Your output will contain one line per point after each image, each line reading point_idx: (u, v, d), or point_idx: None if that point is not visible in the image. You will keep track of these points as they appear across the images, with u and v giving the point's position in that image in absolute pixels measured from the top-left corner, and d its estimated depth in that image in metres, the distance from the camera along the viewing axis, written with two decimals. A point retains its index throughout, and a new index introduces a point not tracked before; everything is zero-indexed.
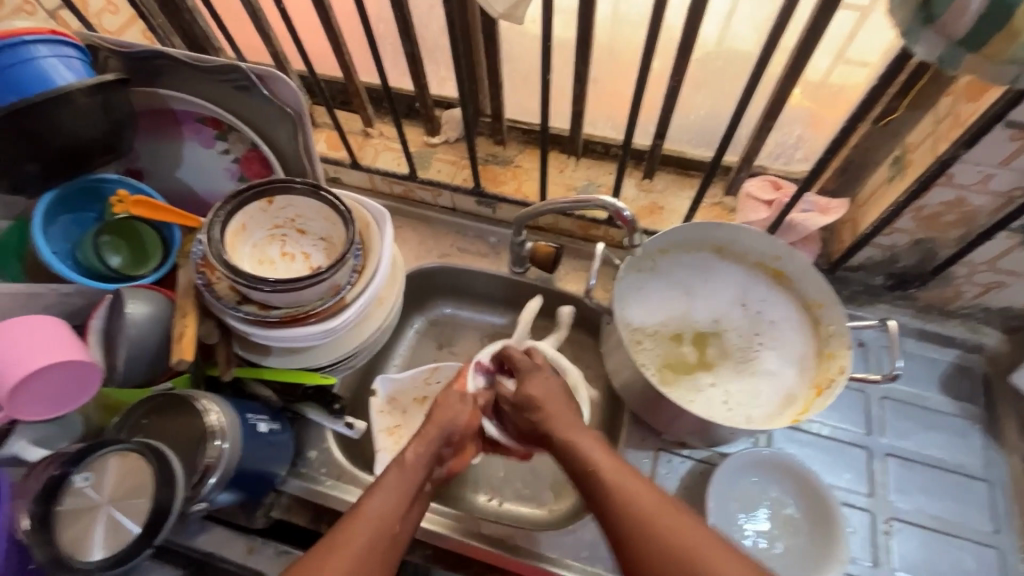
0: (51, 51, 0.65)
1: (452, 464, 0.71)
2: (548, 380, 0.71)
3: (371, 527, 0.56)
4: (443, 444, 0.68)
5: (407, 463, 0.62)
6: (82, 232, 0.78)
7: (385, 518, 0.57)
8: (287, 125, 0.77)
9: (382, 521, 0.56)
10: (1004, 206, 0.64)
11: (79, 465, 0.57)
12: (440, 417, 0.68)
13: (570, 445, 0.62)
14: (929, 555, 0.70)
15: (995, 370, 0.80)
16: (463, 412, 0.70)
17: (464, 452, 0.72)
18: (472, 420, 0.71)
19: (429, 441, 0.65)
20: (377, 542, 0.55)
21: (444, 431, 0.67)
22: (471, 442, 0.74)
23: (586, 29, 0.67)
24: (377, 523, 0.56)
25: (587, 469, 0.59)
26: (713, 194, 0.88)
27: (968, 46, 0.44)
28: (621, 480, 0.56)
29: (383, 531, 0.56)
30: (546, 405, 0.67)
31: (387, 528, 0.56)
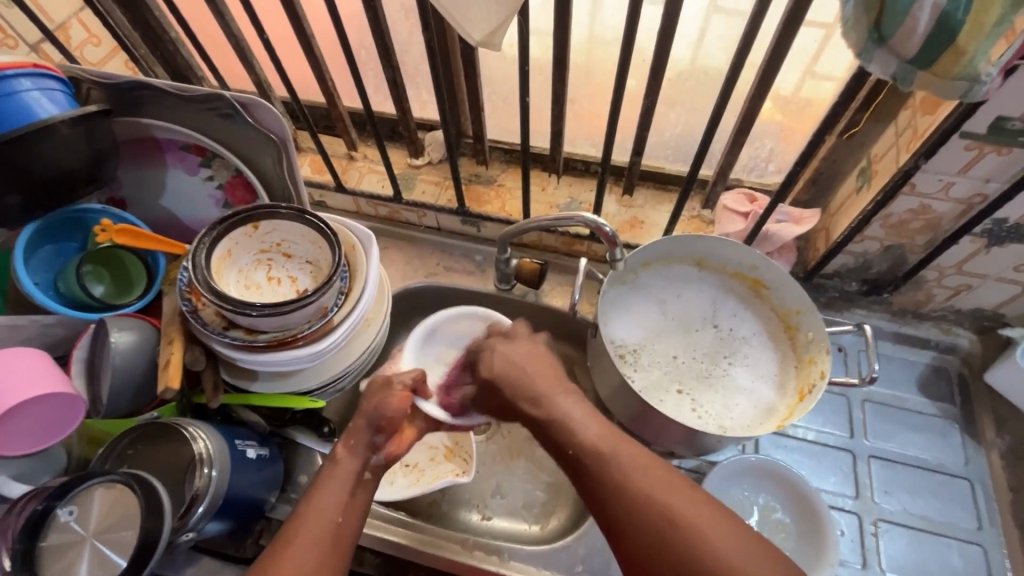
0: (33, 85, 0.66)
1: (393, 450, 0.63)
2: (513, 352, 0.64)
3: (316, 521, 0.54)
4: (373, 431, 0.61)
5: (339, 457, 0.59)
6: (64, 261, 0.78)
7: (326, 511, 0.54)
8: (272, 151, 0.78)
9: (323, 515, 0.54)
10: (966, 212, 0.67)
11: (63, 499, 0.56)
12: (367, 404, 0.63)
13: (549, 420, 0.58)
14: (916, 555, 0.71)
15: (970, 369, 0.83)
16: (392, 395, 0.64)
17: (400, 435, 0.64)
18: (403, 402, 0.64)
19: (355, 431, 0.61)
20: (326, 537, 0.53)
21: (372, 417, 0.62)
22: (409, 425, 0.67)
23: (563, 52, 0.70)
24: (318, 520, 0.54)
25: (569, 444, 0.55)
26: (691, 207, 0.90)
27: (919, 63, 0.47)
28: (607, 453, 0.53)
29: (325, 523, 0.54)
30: (516, 379, 0.62)
31: (327, 521, 0.54)
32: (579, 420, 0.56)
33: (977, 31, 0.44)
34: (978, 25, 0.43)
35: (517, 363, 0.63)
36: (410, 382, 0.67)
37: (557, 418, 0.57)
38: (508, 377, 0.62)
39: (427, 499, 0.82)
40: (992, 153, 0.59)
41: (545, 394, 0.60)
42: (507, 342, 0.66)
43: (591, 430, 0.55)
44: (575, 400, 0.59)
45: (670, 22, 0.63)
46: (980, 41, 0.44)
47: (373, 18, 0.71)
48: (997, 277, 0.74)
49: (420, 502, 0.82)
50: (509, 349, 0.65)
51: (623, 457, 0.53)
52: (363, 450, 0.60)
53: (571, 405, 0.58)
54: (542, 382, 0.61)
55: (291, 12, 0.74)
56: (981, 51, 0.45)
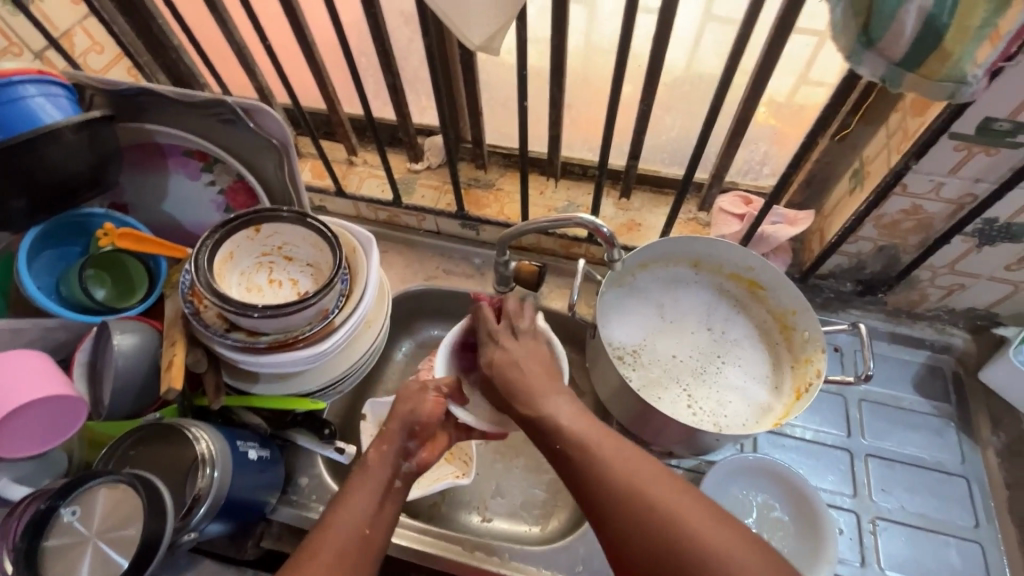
0: (38, 91, 0.67)
1: (424, 457, 0.64)
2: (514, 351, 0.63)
3: (345, 530, 0.54)
4: (406, 436, 0.63)
5: (369, 466, 0.59)
6: (66, 266, 0.78)
7: (355, 519, 0.55)
8: (273, 155, 0.79)
9: (352, 525, 0.54)
10: (957, 212, 0.68)
11: (66, 499, 0.56)
12: (399, 410, 0.64)
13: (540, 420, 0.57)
14: (914, 553, 0.72)
15: (964, 368, 0.84)
16: (425, 400, 0.64)
17: (433, 441, 0.65)
18: (437, 409, 0.64)
19: (391, 438, 0.62)
20: (353, 544, 0.53)
21: (407, 422, 0.63)
22: (443, 432, 0.67)
23: (560, 58, 0.71)
24: (346, 530, 0.54)
25: (557, 439, 0.55)
26: (688, 210, 0.91)
27: (907, 65, 0.48)
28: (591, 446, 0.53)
29: (354, 532, 0.54)
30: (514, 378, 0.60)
31: (356, 530, 0.54)
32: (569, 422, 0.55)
33: (962, 34, 0.45)
34: (963, 28, 0.45)
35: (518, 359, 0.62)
36: (444, 387, 0.66)
37: (546, 419, 0.56)
38: (511, 377, 0.61)
39: (427, 500, 0.82)
40: (981, 153, 0.61)
41: (542, 394, 0.58)
42: (510, 341, 0.65)
43: (585, 430, 0.55)
44: (572, 406, 0.57)
45: (665, 27, 0.65)
46: (965, 43, 0.46)
47: (374, 25, 0.73)
48: (990, 276, 0.75)
49: (421, 504, 0.82)
50: (507, 349, 0.64)
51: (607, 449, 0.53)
52: (394, 456, 0.61)
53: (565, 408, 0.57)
54: (539, 384, 0.59)
55: (293, 19, 0.75)
56: (967, 53, 0.46)
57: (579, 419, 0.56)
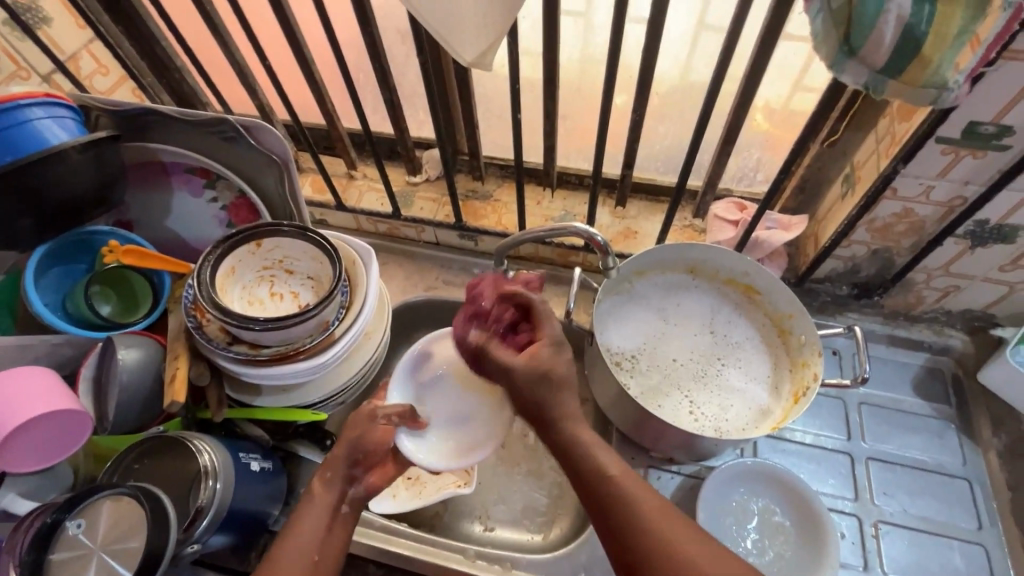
0: (45, 113, 0.69)
1: (372, 483, 0.63)
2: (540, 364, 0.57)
3: (291, 558, 0.55)
4: (351, 463, 0.62)
5: (314, 493, 0.59)
6: (72, 283, 0.80)
7: (303, 548, 0.56)
8: (274, 171, 0.81)
9: (302, 552, 0.55)
10: (947, 214, 0.68)
11: (72, 512, 0.57)
12: (347, 436, 0.63)
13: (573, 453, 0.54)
14: (917, 557, 0.71)
15: (963, 370, 0.83)
16: (375, 428, 0.65)
17: (381, 467, 0.64)
18: (385, 436, 0.65)
19: (337, 464, 0.61)
20: (303, 573, 0.54)
21: (353, 448, 0.62)
22: (390, 460, 0.66)
23: (552, 70, 0.73)
24: (294, 557, 0.55)
25: (586, 476, 0.53)
26: (683, 217, 0.92)
27: (890, 73, 0.49)
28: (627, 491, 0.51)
29: (302, 561, 0.55)
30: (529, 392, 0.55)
31: (305, 558, 0.55)
32: (601, 451, 0.54)
33: (941, 41, 0.46)
34: (942, 35, 0.46)
35: (545, 371, 0.55)
36: (393, 417, 0.68)
37: (580, 459, 0.53)
38: (525, 391, 0.56)
39: (429, 510, 0.83)
40: (968, 156, 0.61)
41: (565, 412, 0.55)
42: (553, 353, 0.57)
43: (619, 469, 0.53)
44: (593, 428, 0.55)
45: (654, 39, 0.66)
46: (944, 51, 0.47)
47: (370, 42, 0.74)
48: (984, 277, 0.75)
49: (423, 514, 0.83)
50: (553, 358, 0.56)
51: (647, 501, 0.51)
52: (340, 482, 0.60)
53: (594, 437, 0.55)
54: (562, 399, 0.55)
55: (290, 37, 0.77)
56: (946, 60, 0.47)
57: (615, 463, 0.53)
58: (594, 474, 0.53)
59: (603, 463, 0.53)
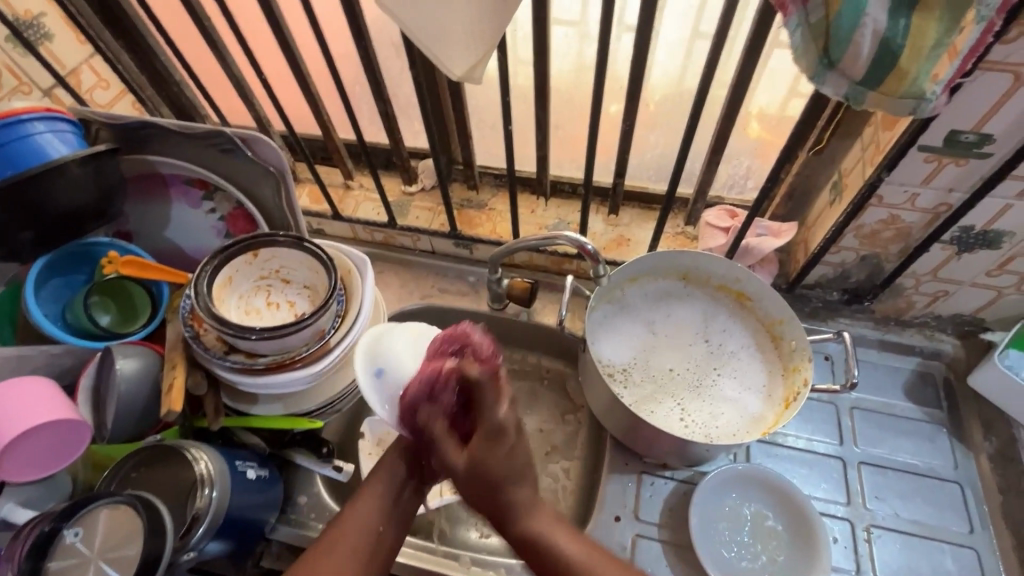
0: (46, 128, 0.70)
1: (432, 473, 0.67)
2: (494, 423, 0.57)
3: (357, 529, 0.59)
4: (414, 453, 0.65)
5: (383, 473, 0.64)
6: (71, 294, 0.81)
7: (369, 519, 0.60)
8: (271, 182, 0.82)
9: (367, 522, 0.60)
10: (933, 221, 0.69)
11: (69, 521, 0.58)
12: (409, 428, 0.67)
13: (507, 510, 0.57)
14: (910, 561, 0.72)
15: (954, 374, 0.84)
16: None
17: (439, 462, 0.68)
18: None
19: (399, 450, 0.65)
20: (366, 542, 0.58)
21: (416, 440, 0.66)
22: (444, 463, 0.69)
23: (542, 82, 0.74)
24: (359, 527, 0.59)
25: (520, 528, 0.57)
26: (675, 224, 0.94)
27: (868, 84, 0.50)
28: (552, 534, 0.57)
29: (367, 530, 0.59)
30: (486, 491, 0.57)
31: (373, 529, 0.59)
32: (562, 538, 0.56)
33: (916, 54, 0.47)
34: (917, 49, 0.47)
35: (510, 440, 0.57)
36: None
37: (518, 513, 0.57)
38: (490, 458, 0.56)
39: (425, 517, 0.83)
40: (950, 164, 0.62)
41: (526, 509, 0.57)
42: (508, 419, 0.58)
43: (583, 554, 0.56)
44: (552, 515, 0.59)
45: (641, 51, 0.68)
46: (920, 63, 0.48)
47: (365, 56, 0.76)
48: (972, 283, 0.76)
49: (419, 521, 0.83)
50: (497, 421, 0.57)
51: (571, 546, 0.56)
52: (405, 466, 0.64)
53: (557, 526, 0.58)
54: (520, 490, 0.58)
55: (287, 52, 0.78)
56: (922, 72, 0.49)
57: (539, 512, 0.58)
58: (561, 567, 0.55)
59: (568, 552, 0.56)
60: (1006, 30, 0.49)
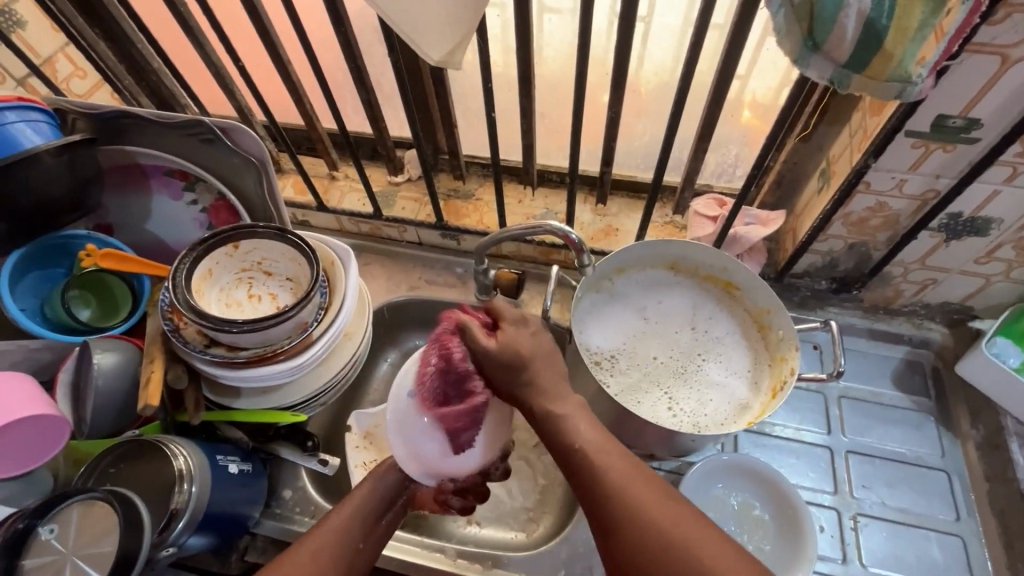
0: (18, 117, 0.69)
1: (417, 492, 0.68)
2: (522, 343, 0.58)
3: (334, 543, 0.56)
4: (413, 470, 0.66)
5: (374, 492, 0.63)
6: (50, 287, 0.80)
7: (349, 534, 0.58)
8: (252, 173, 0.81)
9: (348, 538, 0.57)
10: (921, 208, 0.69)
11: (43, 518, 0.57)
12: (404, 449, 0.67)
13: (552, 424, 0.55)
14: (895, 549, 0.72)
15: (943, 362, 0.84)
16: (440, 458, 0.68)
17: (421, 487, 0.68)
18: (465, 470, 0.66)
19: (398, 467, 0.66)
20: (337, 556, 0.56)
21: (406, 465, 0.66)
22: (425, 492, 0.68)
23: (526, 68, 0.73)
24: (333, 539, 0.56)
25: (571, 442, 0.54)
26: (664, 214, 0.93)
27: (853, 67, 0.49)
28: (606, 459, 0.52)
29: (347, 546, 0.57)
30: (510, 378, 0.57)
31: (349, 546, 0.57)
32: (580, 426, 0.55)
33: (902, 35, 0.46)
34: (902, 30, 0.46)
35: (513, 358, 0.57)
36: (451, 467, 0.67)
37: (563, 425, 0.55)
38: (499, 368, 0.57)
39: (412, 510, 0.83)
40: (937, 150, 0.62)
41: (549, 398, 0.57)
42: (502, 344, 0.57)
43: (600, 446, 0.53)
44: (573, 403, 0.57)
45: (625, 36, 0.66)
46: (906, 44, 0.47)
47: (345, 42, 0.74)
48: (960, 271, 0.75)
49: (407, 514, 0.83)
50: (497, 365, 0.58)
51: (618, 468, 0.51)
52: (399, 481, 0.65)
53: (573, 408, 0.56)
54: (546, 385, 0.57)
55: (266, 39, 0.77)
56: (908, 54, 0.47)
57: (594, 431, 0.55)
58: (611, 495, 0.50)
59: (583, 438, 0.54)
60: (992, 11, 0.48)
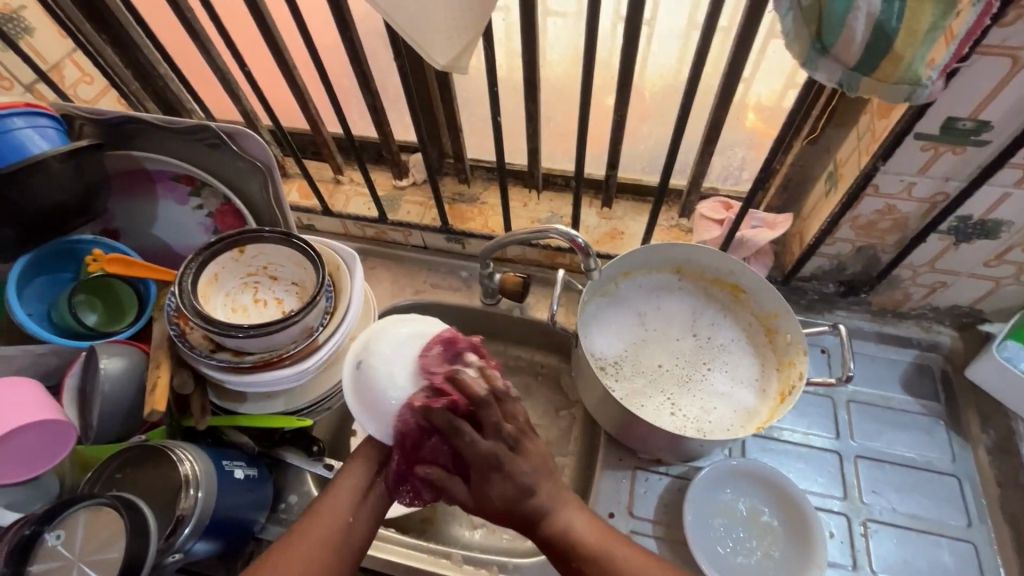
0: (26, 123, 0.70)
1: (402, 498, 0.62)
2: (523, 471, 0.56)
3: (326, 524, 0.58)
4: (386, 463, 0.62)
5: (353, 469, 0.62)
6: (56, 293, 0.80)
7: (340, 511, 0.59)
8: (258, 178, 0.81)
9: (336, 516, 0.59)
10: (930, 210, 0.68)
11: (50, 523, 0.57)
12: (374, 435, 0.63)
13: (554, 532, 0.56)
14: (906, 555, 0.71)
15: (952, 366, 0.83)
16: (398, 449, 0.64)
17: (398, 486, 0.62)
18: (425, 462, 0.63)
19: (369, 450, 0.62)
20: (328, 538, 0.57)
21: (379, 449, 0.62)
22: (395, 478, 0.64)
23: (532, 72, 0.73)
24: (327, 520, 0.58)
25: (571, 554, 0.56)
26: (670, 217, 0.92)
27: (863, 70, 0.49)
28: (610, 553, 0.56)
29: (336, 525, 0.58)
30: (513, 504, 0.56)
31: (338, 526, 0.58)
32: (579, 528, 0.57)
33: (911, 38, 0.46)
34: (912, 32, 0.46)
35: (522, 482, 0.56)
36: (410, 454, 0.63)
37: (562, 534, 0.56)
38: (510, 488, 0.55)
39: (418, 515, 0.83)
40: (947, 152, 0.61)
41: (551, 509, 0.57)
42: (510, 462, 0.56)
43: (601, 541, 0.57)
44: (571, 503, 0.58)
45: (632, 40, 0.66)
46: (916, 47, 0.46)
47: (351, 48, 0.74)
48: (970, 274, 0.75)
49: (413, 519, 0.82)
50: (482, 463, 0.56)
51: (623, 560, 0.56)
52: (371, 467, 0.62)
53: (575, 513, 0.58)
54: (549, 496, 0.57)
55: (272, 45, 0.77)
56: (918, 57, 0.47)
57: (592, 529, 0.57)
58: None
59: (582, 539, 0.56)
60: (1003, 13, 0.48)
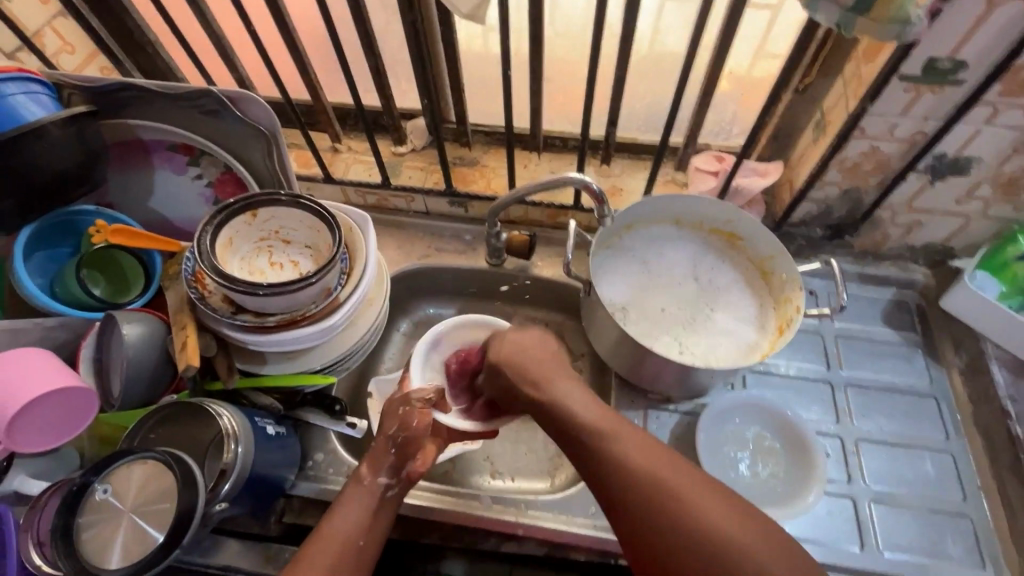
0: (18, 89, 0.68)
1: (416, 466, 0.69)
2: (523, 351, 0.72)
3: (334, 541, 0.60)
4: (392, 446, 0.70)
5: (363, 478, 0.67)
6: (59, 266, 0.78)
7: (348, 536, 0.61)
8: (262, 144, 0.80)
9: (346, 536, 0.61)
10: (910, 149, 0.74)
11: (99, 477, 0.58)
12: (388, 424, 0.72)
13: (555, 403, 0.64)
14: (894, 467, 0.78)
15: (927, 300, 0.90)
16: (411, 413, 0.73)
17: (425, 451, 0.71)
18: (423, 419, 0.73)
19: (379, 453, 0.69)
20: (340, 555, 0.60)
21: (391, 436, 0.70)
22: (431, 442, 0.72)
23: (538, 29, 0.74)
24: (337, 542, 0.60)
25: (582, 431, 0.60)
26: (665, 172, 0.97)
27: (858, 10, 0.53)
28: (609, 439, 0.59)
29: (344, 545, 0.60)
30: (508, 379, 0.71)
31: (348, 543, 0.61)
32: (580, 405, 0.63)
33: None
34: None
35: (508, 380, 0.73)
36: (429, 399, 0.76)
37: (565, 408, 0.63)
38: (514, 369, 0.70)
39: (439, 467, 0.85)
40: (927, 92, 0.67)
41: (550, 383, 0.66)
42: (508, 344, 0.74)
43: (596, 415, 0.62)
44: (573, 390, 0.66)
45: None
46: None
47: (354, 6, 0.74)
48: (942, 212, 0.82)
49: (435, 471, 0.85)
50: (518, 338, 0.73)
51: (631, 445, 0.58)
52: (386, 468, 0.68)
53: (572, 392, 0.65)
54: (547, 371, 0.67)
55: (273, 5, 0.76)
56: None
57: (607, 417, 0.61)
58: (619, 470, 0.56)
59: (583, 417, 0.62)
60: None
